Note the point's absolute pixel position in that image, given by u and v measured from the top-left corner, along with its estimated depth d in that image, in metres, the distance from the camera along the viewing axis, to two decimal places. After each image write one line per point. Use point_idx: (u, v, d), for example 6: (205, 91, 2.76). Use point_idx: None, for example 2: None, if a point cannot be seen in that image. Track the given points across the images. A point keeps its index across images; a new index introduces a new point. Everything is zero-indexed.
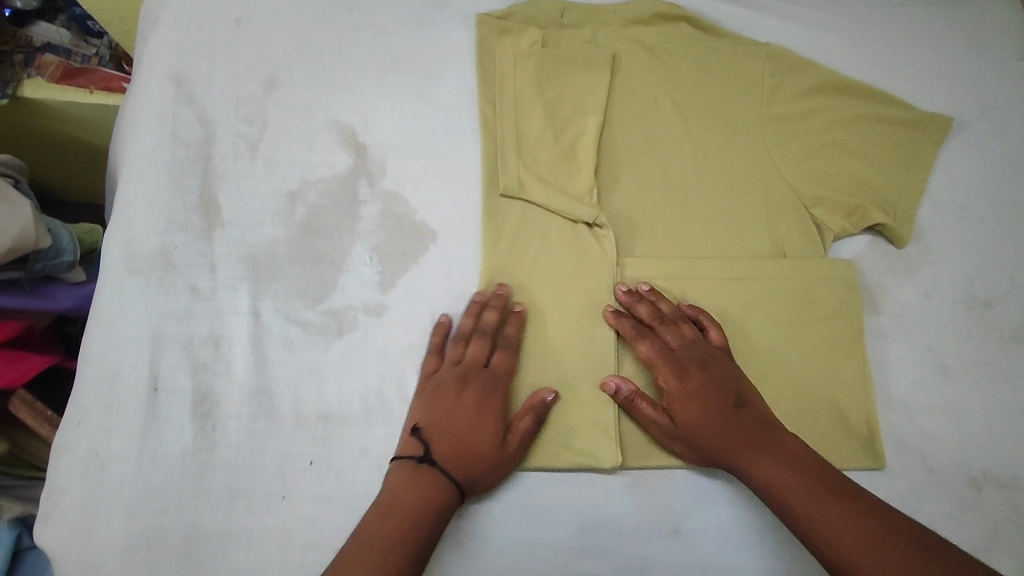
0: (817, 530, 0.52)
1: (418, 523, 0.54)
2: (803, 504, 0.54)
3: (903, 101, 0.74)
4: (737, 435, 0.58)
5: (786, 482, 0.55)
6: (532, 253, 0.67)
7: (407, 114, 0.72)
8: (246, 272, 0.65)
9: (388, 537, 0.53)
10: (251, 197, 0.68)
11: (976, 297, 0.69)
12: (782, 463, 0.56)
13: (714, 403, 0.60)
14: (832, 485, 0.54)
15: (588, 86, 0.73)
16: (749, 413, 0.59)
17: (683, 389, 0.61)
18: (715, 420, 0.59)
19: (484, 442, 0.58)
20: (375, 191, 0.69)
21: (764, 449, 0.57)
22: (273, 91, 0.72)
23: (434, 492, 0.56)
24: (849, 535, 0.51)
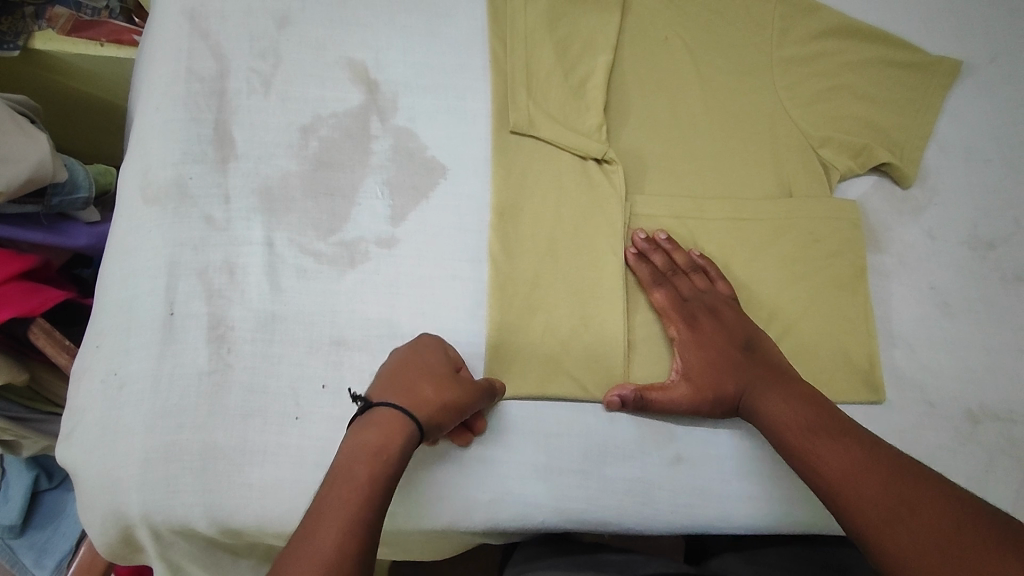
0: (806, 458, 0.54)
1: (367, 467, 0.49)
2: (800, 437, 0.55)
3: (912, 43, 0.74)
4: (747, 378, 0.60)
5: (786, 419, 0.56)
6: (540, 188, 0.68)
7: (418, 52, 0.72)
8: (260, 204, 0.66)
9: (337, 499, 0.48)
10: (265, 131, 0.68)
11: (978, 237, 0.70)
12: (784, 401, 0.57)
13: (722, 351, 0.62)
14: (830, 420, 0.55)
15: (599, 26, 0.73)
16: (756, 359, 0.61)
17: (694, 337, 0.63)
18: (722, 366, 0.61)
19: (421, 380, 0.55)
20: (386, 126, 0.70)
21: (770, 388, 0.59)
22: (286, 28, 0.72)
23: (378, 431, 0.52)
24: (836, 462, 0.52)
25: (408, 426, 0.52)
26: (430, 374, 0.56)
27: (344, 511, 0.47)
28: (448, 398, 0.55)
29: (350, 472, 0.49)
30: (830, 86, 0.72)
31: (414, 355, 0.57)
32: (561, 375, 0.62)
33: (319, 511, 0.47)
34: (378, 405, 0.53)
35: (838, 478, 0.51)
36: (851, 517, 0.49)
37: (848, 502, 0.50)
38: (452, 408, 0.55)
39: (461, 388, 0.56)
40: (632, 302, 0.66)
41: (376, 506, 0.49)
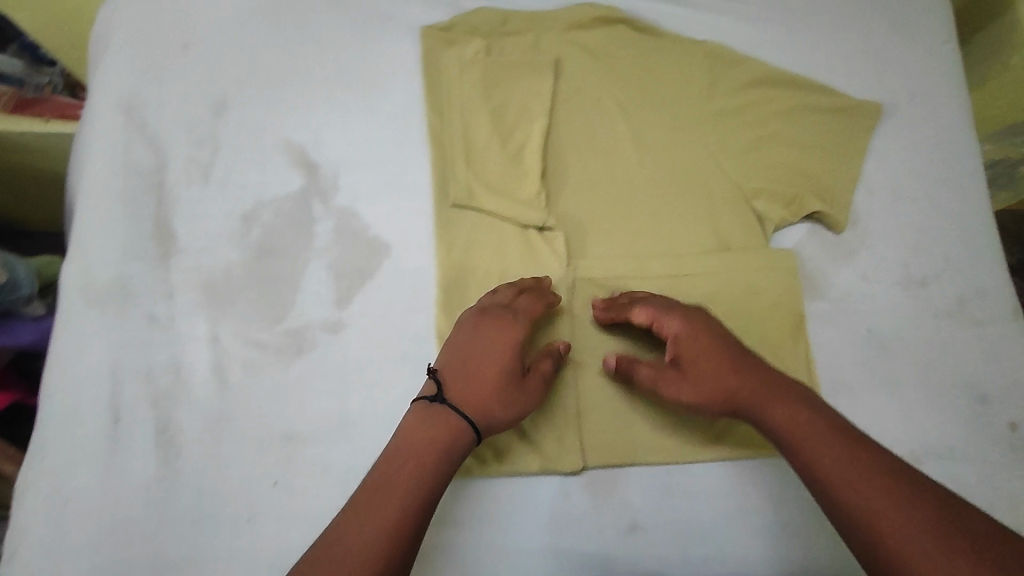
0: (811, 460, 0.53)
1: (429, 455, 0.53)
2: (808, 441, 0.53)
3: (835, 89, 0.77)
4: (748, 379, 0.58)
5: (791, 422, 0.55)
6: (485, 261, 0.69)
7: (355, 129, 0.73)
8: (204, 299, 0.66)
9: (400, 482, 0.52)
10: (206, 222, 0.69)
11: (911, 277, 0.72)
12: (792, 407, 0.56)
13: (716, 345, 0.60)
14: (837, 428, 0.54)
15: (532, 91, 0.74)
16: (754, 364, 0.59)
17: (690, 331, 0.60)
18: (722, 365, 0.59)
19: (511, 382, 0.59)
20: (328, 208, 0.70)
21: (773, 394, 0.57)
22: (222, 114, 0.72)
23: (443, 425, 0.55)
24: (842, 468, 0.51)
25: (470, 434, 0.56)
26: (517, 374, 0.59)
27: (399, 497, 0.51)
28: (526, 405, 0.59)
29: (413, 452, 0.53)
30: (761, 136, 0.74)
31: (512, 342, 0.60)
32: (517, 451, 0.63)
33: (381, 488, 0.51)
34: (448, 401, 0.57)
35: (841, 483, 0.50)
36: (849, 522, 0.49)
37: (847, 505, 0.49)
38: (513, 420, 0.58)
39: (526, 400, 0.59)
40: (581, 370, 0.66)
41: (433, 493, 0.53)
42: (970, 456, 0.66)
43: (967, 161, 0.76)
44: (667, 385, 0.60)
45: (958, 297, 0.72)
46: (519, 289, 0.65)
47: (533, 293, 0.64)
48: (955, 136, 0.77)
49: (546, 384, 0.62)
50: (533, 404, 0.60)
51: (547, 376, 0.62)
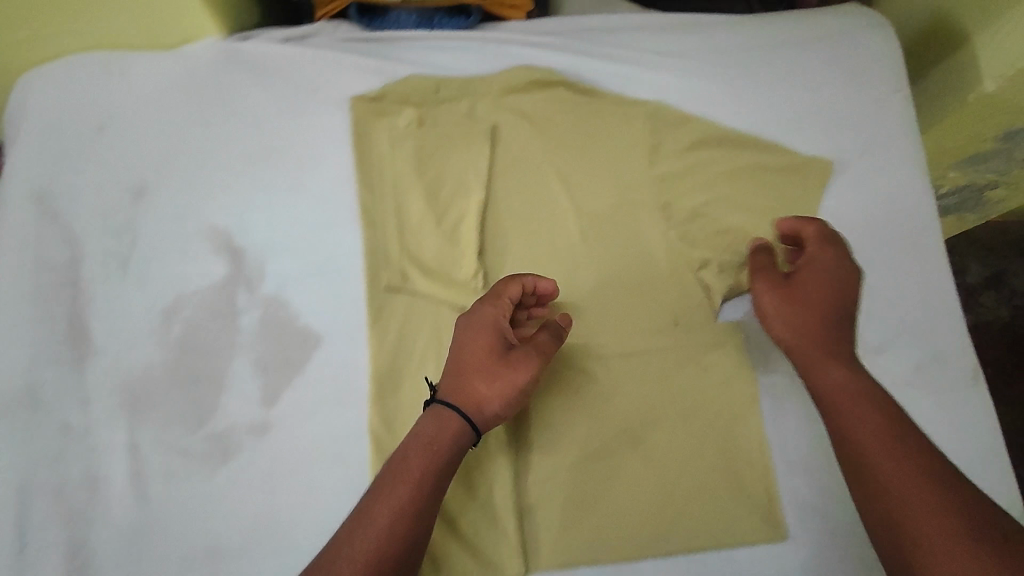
0: (847, 425, 0.56)
1: (421, 457, 0.56)
2: (847, 404, 0.57)
3: (782, 146, 0.74)
4: (828, 325, 0.61)
5: (840, 386, 0.58)
6: (421, 348, 0.65)
7: (280, 209, 0.69)
8: (121, 405, 0.62)
9: (409, 471, 0.55)
10: (124, 319, 0.65)
11: (865, 345, 0.70)
12: (842, 370, 0.58)
13: (846, 281, 0.62)
14: (881, 401, 0.57)
15: (467, 163, 0.71)
16: (847, 313, 0.62)
17: (834, 263, 0.63)
18: (819, 305, 0.62)
19: (495, 366, 0.59)
20: (254, 297, 0.66)
21: (829, 351, 0.60)
22: (140, 200, 0.68)
23: (435, 424, 0.58)
24: (875, 442, 0.54)
25: (463, 424, 0.58)
26: (498, 358, 0.60)
27: (411, 485, 0.55)
28: (517, 380, 0.59)
29: (409, 456, 0.56)
30: (707, 201, 0.71)
31: (488, 330, 0.61)
32: (455, 554, 0.60)
33: (391, 477, 0.55)
34: (437, 400, 0.59)
35: (876, 454, 0.54)
36: (874, 493, 0.53)
37: (875, 475, 0.53)
38: (505, 396, 0.59)
39: (513, 372, 0.59)
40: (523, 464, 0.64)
41: (429, 494, 0.55)
42: None
43: (922, 217, 0.74)
44: (772, 312, 0.62)
45: (915, 364, 0.69)
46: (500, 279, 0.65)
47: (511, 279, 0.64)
48: (908, 191, 0.74)
49: (539, 351, 0.60)
50: (524, 374, 0.59)
51: (540, 351, 0.60)
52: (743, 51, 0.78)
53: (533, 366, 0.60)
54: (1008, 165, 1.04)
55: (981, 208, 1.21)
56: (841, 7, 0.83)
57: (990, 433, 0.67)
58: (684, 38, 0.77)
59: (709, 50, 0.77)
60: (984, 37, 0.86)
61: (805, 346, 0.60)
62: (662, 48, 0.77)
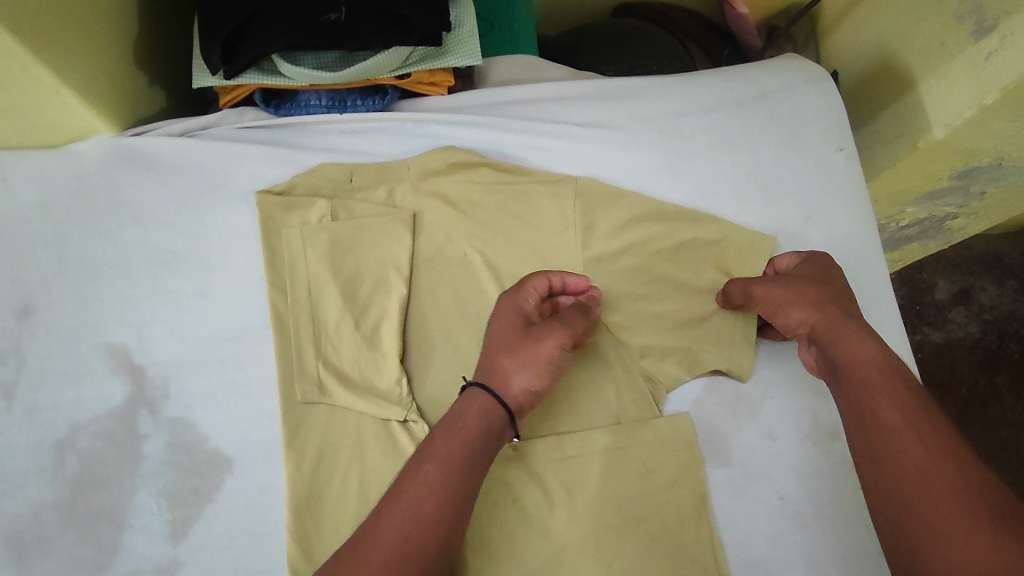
0: (868, 395, 0.52)
1: (449, 435, 0.52)
2: (864, 379, 0.53)
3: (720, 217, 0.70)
4: (841, 300, 0.60)
5: (866, 358, 0.55)
6: (343, 466, 0.60)
7: (186, 320, 0.64)
8: (8, 555, 0.56)
9: (437, 449, 0.52)
10: (12, 456, 0.59)
11: (823, 428, 0.65)
12: (862, 339, 0.56)
13: (839, 271, 0.64)
14: (903, 374, 0.53)
15: (387, 256, 0.66)
16: (852, 296, 0.62)
17: (826, 259, 0.65)
18: (827, 284, 0.61)
19: (522, 340, 0.57)
20: (158, 420, 0.61)
21: (849, 320, 0.58)
22: (30, 320, 0.63)
23: (468, 405, 0.55)
24: (899, 415, 0.49)
25: (491, 399, 0.55)
26: (525, 332, 0.58)
27: (439, 463, 0.51)
28: (545, 349, 0.57)
29: (438, 436, 0.53)
30: (643, 282, 0.67)
31: (515, 312, 0.60)
32: None
33: (420, 456, 0.52)
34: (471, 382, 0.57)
35: (893, 427, 0.49)
36: (888, 468, 0.48)
37: (894, 448, 0.48)
38: (533, 365, 0.57)
39: (540, 343, 0.57)
40: None
41: (456, 475, 0.51)
42: None
43: (871, 285, 0.70)
44: (786, 298, 0.61)
45: None
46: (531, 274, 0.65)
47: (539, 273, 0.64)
48: (855, 256, 0.71)
49: (566, 324, 0.59)
50: (552, 342, 0.57)
51: (570, 325, 0.59)
52: (676, 116, 0.74)
53: (562, 336, 0.58)
54: (966, 199, 1.02)
55: (943, 236, 1.18)
56: (776, 62, 0.80)
57: None
58: (614, 106, 0.74)
59: (640, 117, 0.74)
60: (926, 84, 0.83)
61: (822, 322, 0.58)
62: (590, 119, 0.73)
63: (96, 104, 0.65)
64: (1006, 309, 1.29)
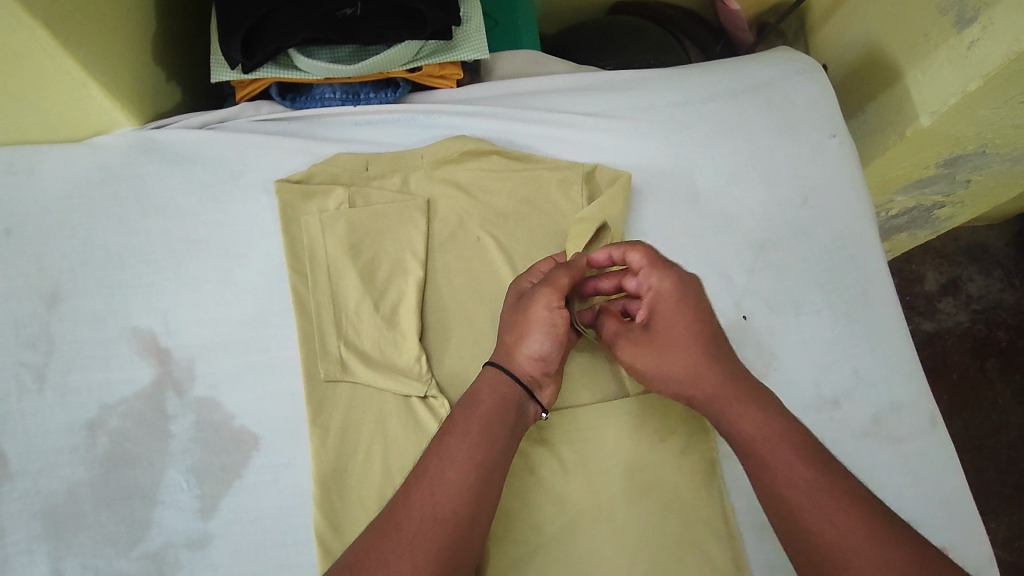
0: (773, 476, 0.52)
1: (469, 412, 0.55)
2: (769, 451, 0.53)
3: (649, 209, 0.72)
4: (716, 359, 0.58)
5: (759, 431, 0.55)
6: (367, 440, 0.62)
7: (210, 304, 0.66)
8: (43, 531, 0.58)
9: (459, 422, 0.54)
10: (43, 437, 0.61)
11: (823, 397, 0.69)
12: (748, 412, 0.56)
13: (677, 315, 0.59)
14: (800, 438, 0.54)
15: (404, 241, 0.69)
16: (714, 331, 0.59)
17: (674, 290, 0.60)
18: (692, 341, 0.58)
19: (516, 315, 0.60)
20: (184, 401, 0.63)
21: (728, 390, 0.57)
22: (57, 306, 0.65)
23: (480, 384, 0.57)
24: (807, 493, 0.50)
25: (493, 373, 0.58)
26: (519, 306, 0.60)
27: (462, 435, 0.53)
28: (536, 314, 0.59)
29: (457, 415, 0.55)
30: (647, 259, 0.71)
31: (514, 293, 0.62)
32: None
33: (442, 430, 0.54)
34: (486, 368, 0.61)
35: (806, 507, 0.50)
36: (810, 549, 0.49)
37: (807, 530, 0.50)
38: (527, 333, 0.59)
39: (529, 312, 0.59)
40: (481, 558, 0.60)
41: (480, 447, 0.53)
42: None
43: (866, 263, 0.74)
44: (656, 376, 0.59)
45: (873, 415, 0.69)
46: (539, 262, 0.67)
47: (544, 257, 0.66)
48: (850, 236, 0.74)
49: (557, 288, 0.60)
50: (542, 308, 0.59)
51: (557, 286, 0.60)
52: (677, 105, 0.77)
53: (551, 300, 0.59)
54: (952, 187, 1.06)
55: (931, 225, 1.22)
56: (771, 54, 0.83)
57: (949, 478, 0.67)
58: (616, 97, 0.77)
59: (642, 107, 0.77)
60: (912, 75, 0.87)
61: (703, 399, 0.58)
62: (594, 109, 0.76)
63: (119, 97, 0.68)
64: (993, 298, 1.33)
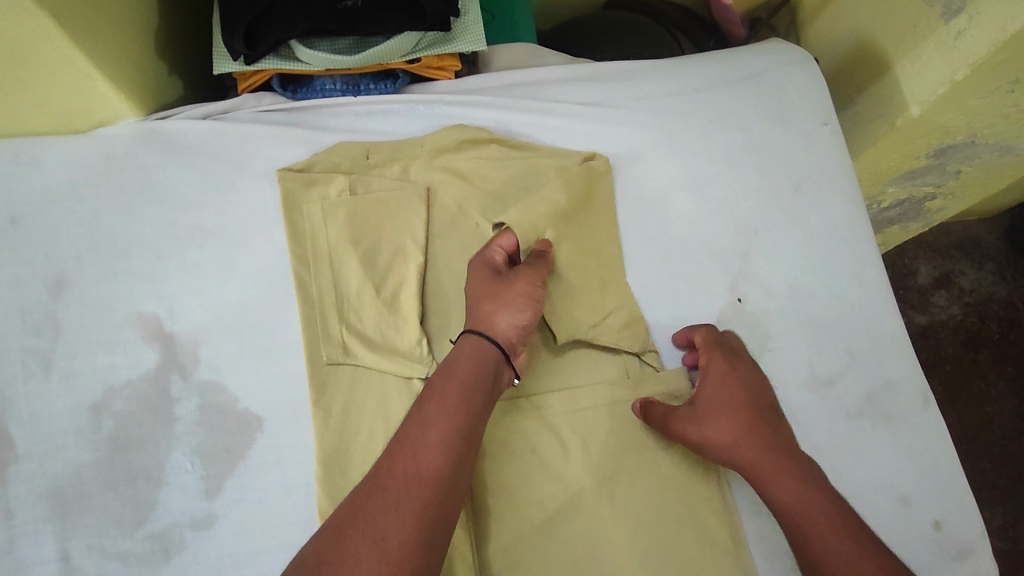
0: (815, 552, 0.55)
1: (449, 376, 0.57)
2: (810, 523, 0.56)
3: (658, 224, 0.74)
4: (764, 431, 0.62)
5: (799, 501, 0.58)
6: (369, 421, 0.63)
7: (214, 289, 0.67)
8: (51, 512, 0.59)
9: (442, 390, 0.56)
10: (49, 420, 0.62)
11: (818, 377, 0.70)
12: (791, 482, 0.59)
13: (741, 391, 0.64)
14: (840, 509, 0.57)
15: (404, 227, 0.70)
16: (767, 407, 0.63)
17: (728, 371, 0.65)
18: (738, 412, 0.63)
19: (496, 287, 0.62)
20: (189, 384, 0.64)
21: (773, 458, 0.60)
22: (63, 293, 0.66)
23: (460, 348, 0.59)
24: (843, 564, 0.53)
25: (478, 340, 0.59)
26: (499, 278, 0.63)
27: (445, 402, 0.55)
28: (523, 287, 0.62)
29: (437, 380, 0.57)
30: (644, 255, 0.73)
31: (481, 266, 0.64)
32: None
33: (426, 398, 0.55)
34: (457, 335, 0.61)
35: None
36: None
37: None
38: (509, 305, 0.61)
39: (512, 286, 0.62)
40: (483, 536, 0.61)
41: (461, 408, 0.55)
42: None
43: (858, 247, 0.75)
44: (715, 440, 0.62)
45: (867, 394, 0.70)
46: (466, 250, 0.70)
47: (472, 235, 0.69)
48: (842, 221, 0.76)
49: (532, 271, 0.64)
50: (522, 284, 0.62)
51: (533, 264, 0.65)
52: (671, 94, 0.79)
53: (533, 275, 0.64)
54: (942, 178, 1.08)
55: (923, 217, 1.24)
56: (763, 45, 0.85)
57: (943, 455, 0.68)
58: (611, 86, 0.79)
59: (638, 97, 0.78)
60: (901, 65, 0.89)
61: (754, 465, 0.60)
62: (591, 99, 0.78)
63: (123, 88, 0.69)
64: (986, 292, 1.34)
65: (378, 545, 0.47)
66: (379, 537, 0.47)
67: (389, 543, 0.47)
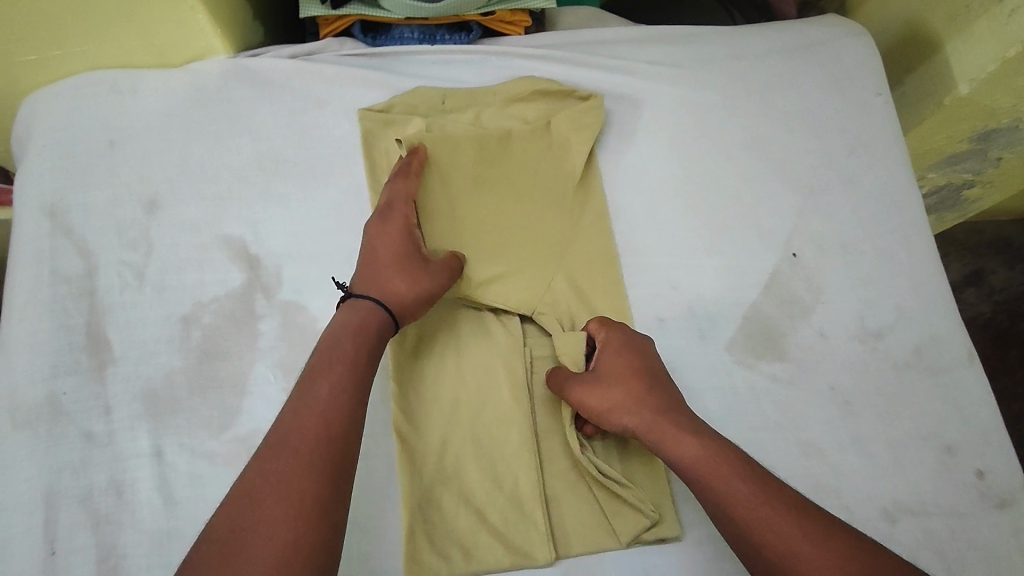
0: (720, 499, 0.57)
1: (350, 339, 0.59)
2: (711, 471, 0.58)
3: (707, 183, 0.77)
4: (658, 395, 0.62)
5: (697, 455, 0.58)
6: (442, 345, 0.67)
7: (297, 218, 0.71)
8: (145, 411, 0.63)
9: (345, 353, 0.58)
10: (143, 328, 0.65)
11: (868, 331, 0.73)
12: (688, 438, 0.59)
13: (636, 359, 0.64)
14: (735, 454, 0.59)
15: (475, 167, 0.73)
16: (660, 373, 0.64)
17: (623, 341, 0.65)
18: (631, 380, 0.63)
19: (415, 274, 0.64)
20: (272, 303, 0.68)
21: (669, 419, 0.61)
22: (155, 213, 0.69)
23: (363, 314, 0.61)
24: (747, 504, 0.56)
25: (384, 317, 0.62)
26: (413, 263, 0.65)
27: (349, 364, 0.57)
28: (431, 286, 0.64)
29: (339, 342, 0.59)
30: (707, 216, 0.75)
31: (401, 235, 0.66)
32: (487, 543, 0.61)
33: (329, 361, 0.57)
34: (360, 297, 0.62)
35: (752, 517, 0.55)
36: (763, 555, 0.54)
37: (758, 538, 0.55)
38: (423, 298, 0.64)
39: (430, 281, 0.64)
40: (548, 457, 0.65)
41: (364, 370, 0.58)
42: (944, 509, 0.67)
43: (910, 210, 0.78)
44: (612, 408, 0.62)
45: (914, 347, 0.73)
46: (390, 181, 0.70)
47: (399, 178, 0.69)
48: (895, 185, 0.78)
49: (448, 273, 0.67)
50: (439, 285, 0.65)
51: (451, 263, 0.67)
52: (731, 60, 0.82)
53: (447, 271, 0.66)
54: (982, 165, 1.09)
55: (959, 207, 1.26)
56: (819, 18, 0.88)
57: (987, 411, 0.71)
58: (674, 49, 0.82)
59: (699, 61, 0.82)
60: (952, 46, 0.92)
61: (652, 428, 0.61)
62: (655, 61, 0.81)
63: (218, 26, 0.73)
64: (1017, 290, 1.35)
65: (292, 502, 0.50)
66: (292, 492, 0.50)
67: (302, 498, 0.50)
